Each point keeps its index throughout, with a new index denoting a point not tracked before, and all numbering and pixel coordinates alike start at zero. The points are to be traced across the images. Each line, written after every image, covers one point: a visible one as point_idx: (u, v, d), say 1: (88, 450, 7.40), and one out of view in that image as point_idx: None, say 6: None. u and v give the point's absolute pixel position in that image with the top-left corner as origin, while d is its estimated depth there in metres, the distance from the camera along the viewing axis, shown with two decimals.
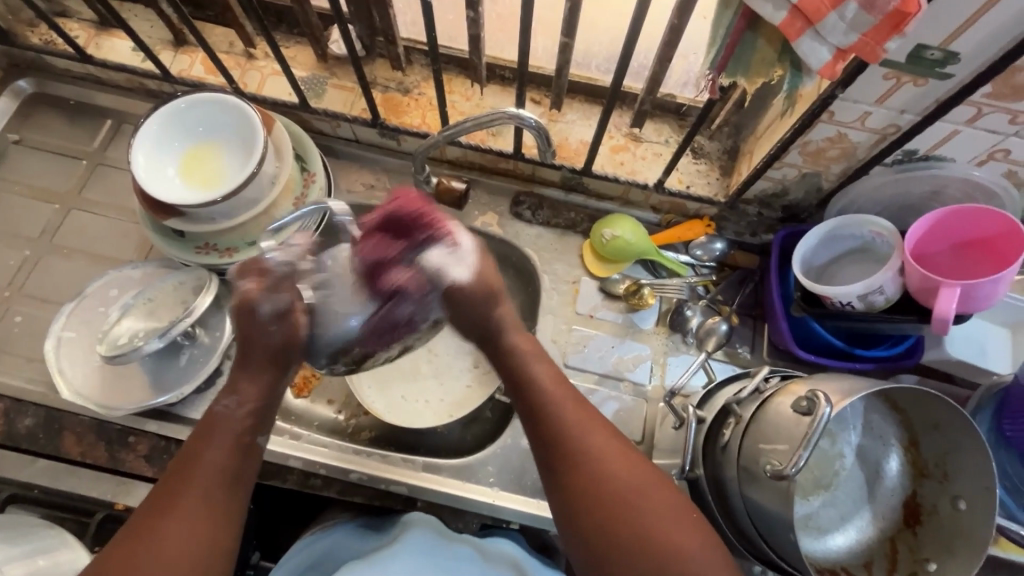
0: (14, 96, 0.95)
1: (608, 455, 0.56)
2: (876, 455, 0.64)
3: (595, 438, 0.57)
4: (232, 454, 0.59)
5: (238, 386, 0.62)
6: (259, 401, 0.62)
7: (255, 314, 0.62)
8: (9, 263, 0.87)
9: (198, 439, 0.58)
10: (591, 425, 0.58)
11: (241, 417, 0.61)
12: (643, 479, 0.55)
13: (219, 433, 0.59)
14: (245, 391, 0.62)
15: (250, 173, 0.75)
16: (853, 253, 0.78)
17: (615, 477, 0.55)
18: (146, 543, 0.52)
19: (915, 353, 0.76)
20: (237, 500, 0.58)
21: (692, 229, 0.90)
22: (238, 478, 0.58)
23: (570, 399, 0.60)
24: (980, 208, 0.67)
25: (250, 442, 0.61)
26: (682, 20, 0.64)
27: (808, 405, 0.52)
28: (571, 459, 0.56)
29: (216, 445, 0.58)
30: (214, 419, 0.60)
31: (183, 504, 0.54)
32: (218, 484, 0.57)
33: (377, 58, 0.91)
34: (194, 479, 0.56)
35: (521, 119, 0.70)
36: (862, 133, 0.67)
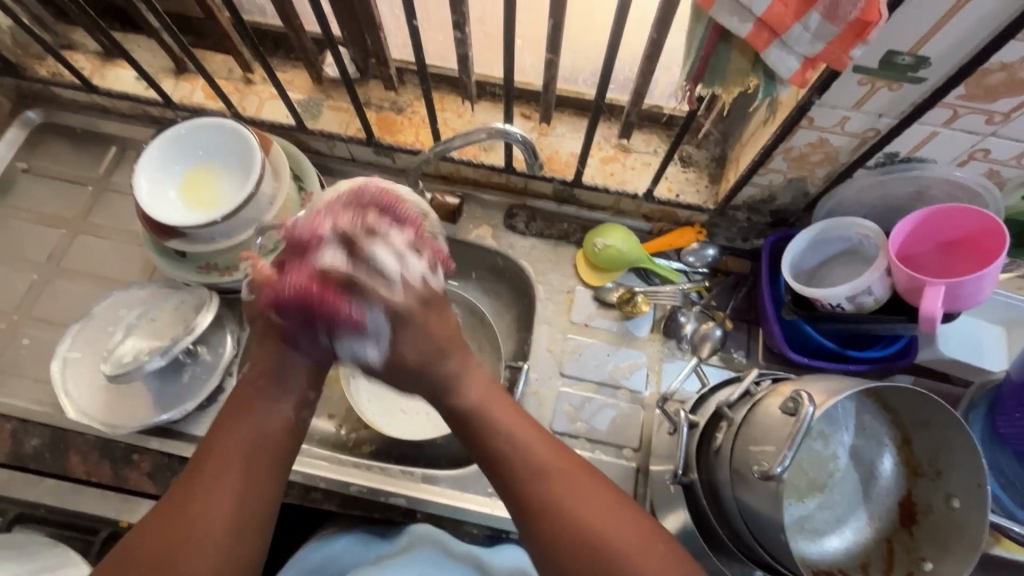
0: (22, 126, 0.99)
1: (573, 492, 0.56)
2: (870, 456, 0.64)
3: (558, 480, 0.56)
4: (268, 429, 0.60)
5: (261, 364, 0.63)
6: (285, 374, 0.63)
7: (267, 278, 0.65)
8: (17, 287, 0.90)
9: (236, 413, 0.60)
10: (562, 471, 0.57)
11: (269, 399, 0.61)
12: (614, 515, 0.55)
13: (255, 412, 0.60)
14: (261, 365, 0.63)
15: (248, 193, 0.77)
16: (842, 255, 0.79)
17: (590, 523, 0.54)
18: (191, 502, 0.54)
19: (908, 353, 0.77)
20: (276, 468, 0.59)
21: (683, 237, 0.91)
22: (275, 451, 0.60)
23: (539, 443, 0.59)
24: (961, 207, 0.68)
25: (285, 415, 0.62)
26: (661, 34, 0.66)
27: (794, 406, 0.53)
28: (543, 511, 0.55)
29: (251, 419, 0.60)
30: (244, 395, 0.62)
31: (220, 464, 0.56)
32: (255, 458, 0.58)
33: (370, 80, 0.94)
34: (232, 442, 0.58)
35: (507, 134, 0.71)
36: (843, 137, 0.68)
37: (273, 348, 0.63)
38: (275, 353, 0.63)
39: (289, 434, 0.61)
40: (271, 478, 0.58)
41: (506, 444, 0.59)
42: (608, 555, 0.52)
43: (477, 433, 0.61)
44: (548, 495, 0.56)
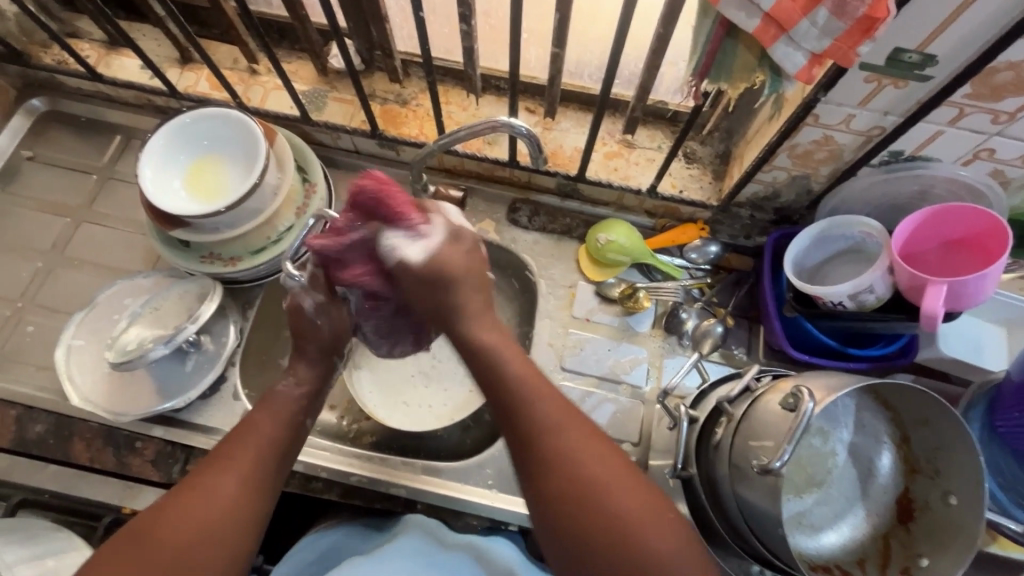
0: (27, 114, 0.99)
1: (580, 447, 0.56)
2: (868, 453, 0.64)
3: (565, 435, 0.56)
4: (284, 428, 0.64)
5: (296, 368, 0.69)
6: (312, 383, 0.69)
7: (302, 311, 0.68)
8: (22, 274, 0.90)
9: (260, 410, 0.65)
10: (571, 427, 0.57)
11: (295, 399, 0.67)
12: (618, 475, 0.55)
13: (274, 411, 0.65)
14: (302, 373, 0.69)
15: (253, 184, 0.78)
16: (844, 253, 0.79)
17: (594, 479, 0.54)
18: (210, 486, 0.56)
19: (909, 352, 0.77)
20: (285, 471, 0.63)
21: (686, 233, 0.91)
22: (288, 450, 0.64)
23: (552, 399, 0.59)
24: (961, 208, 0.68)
25: (298, 420, 0.66)
26: (668, 29, 0.66)
27: (794, 401, 0.53)
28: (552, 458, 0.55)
29: (272, 415, 0.64)
30: (271, 395, 0.66)
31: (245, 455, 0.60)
32: (273, 454, 0.62)
33: (375, 72, 0.94)
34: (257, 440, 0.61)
35: (512, 127, 0.71)
36: (847, 135, 0.68)
37: (319, 358, 0.70)
38: (312, 358, 0.70)
39: (297, 440, 0.66)
40: (281, 477, 0.62)
41: (522, 394, 0.59)
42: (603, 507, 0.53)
43: (490, 378, 0.61)
44: (558, 444, 0.56)
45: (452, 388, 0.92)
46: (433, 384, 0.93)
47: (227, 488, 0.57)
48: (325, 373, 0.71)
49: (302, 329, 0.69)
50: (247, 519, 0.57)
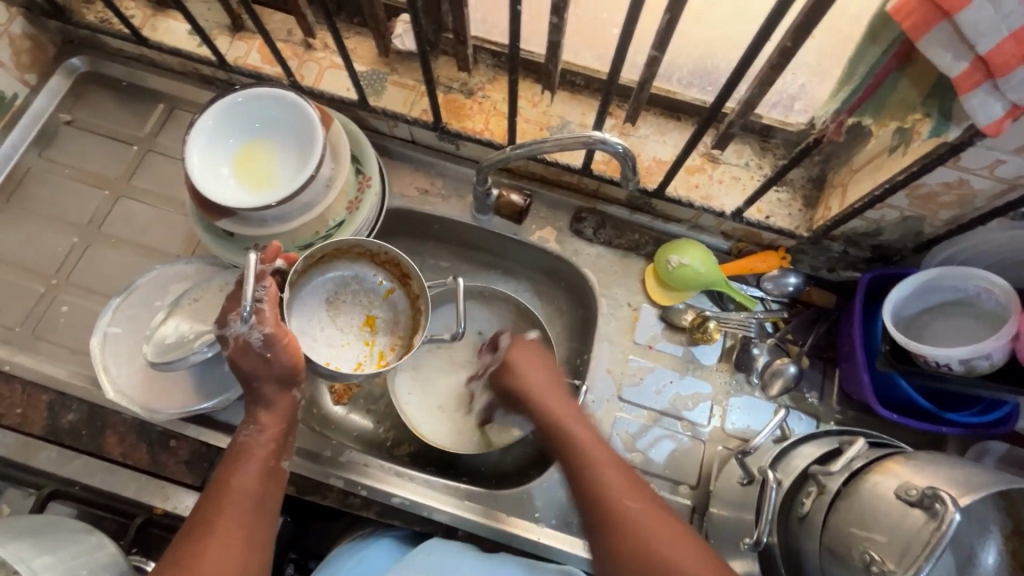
0: (67, 74, 0.92)
1: (643, 509, 0.57)
2: (971, 543, 0.57)
3: (641, 501, 0.58)
4: (259, 480, 0.61)
5: (259, 415, 0.64)
6: (279, 424, 0.65)
7: (249, 347, 0.62)
8: (57, 249, 0.85)
9: (233, 463, 0.61)
10: (629, 488, 0.59)
11: (266, 444, 0.63)
12: (681, 549, 0.54)
13: (247, 463, 0.62)
14: (266, 418, 0.64)
15: (308, 176, 0.71)
16: (948, 306, 0.71)
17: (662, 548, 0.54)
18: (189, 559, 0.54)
19: (1009, 421, 0.69)
20: (264, 524, 0.60)
21: (765, 261, 0.83)
22: (264, 502, 0.61)
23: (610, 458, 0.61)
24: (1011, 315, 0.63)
25: (273, 467, 0.63)
26: (798, 43, 0.57)
27: (919, 497, 0.46)
28: (623, 519, 0.56)
29: (246, 469, 0.61)
30: (242, 449, 0.63)
31: (219, 522, 0.57)
32: (250, 511, 0.59)
33: (441, 56, 0.86)
34: (228, 503, 0.58)
35: (606, 143, 0.63)
36: (987, 181, 0.60)
37: (276, 397, 0.65)
38: (270, 398, 0.64)
39: (275, 485, 0.63)
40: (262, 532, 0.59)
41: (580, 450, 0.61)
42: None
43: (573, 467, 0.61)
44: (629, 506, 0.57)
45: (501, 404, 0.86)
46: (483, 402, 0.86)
47: (212, 560, 0.54)
48: (289, 410, 0.66)
49: (255, 368, 0.63)
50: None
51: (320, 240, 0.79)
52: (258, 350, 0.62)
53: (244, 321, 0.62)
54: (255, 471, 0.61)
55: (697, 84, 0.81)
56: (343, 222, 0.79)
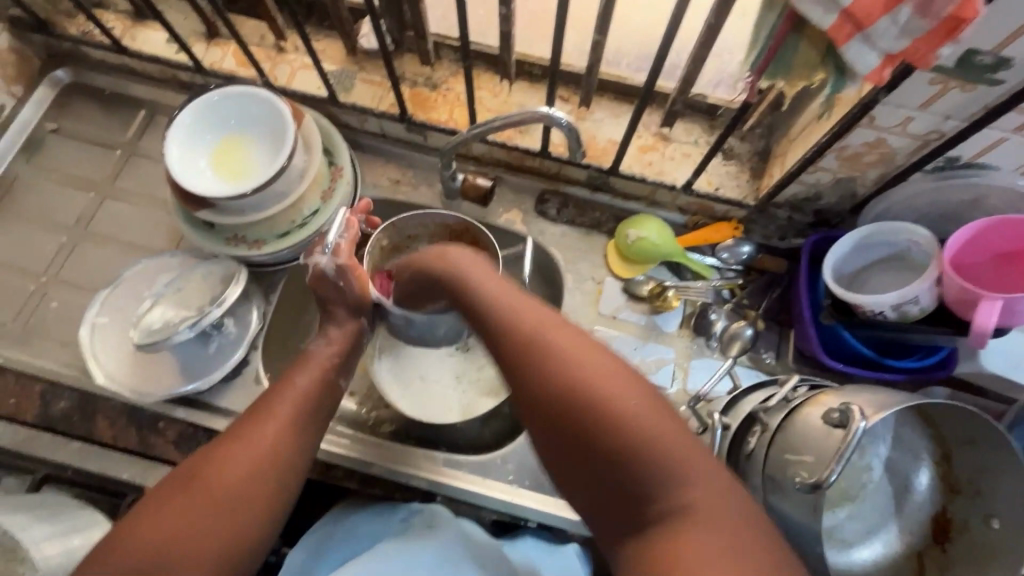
0: (52, 85, 0.97)
1: (586, 359, 0.49)
2: (905, 469, 0.63)
3: (579, 358, 0.49)
4: (318, 385, 0.66)
5: (328, 331, 0.71)
6: (344, 343, 0.71)
7: (324, 274, 0.70)
8: (46, 249, 0.90)
9: (299, 366, 0.67)
10: (568, 340, 0.50)
11: (330, 357, 0.69)
12: (629, 397, 0.47)
13: (311, 367, 0.67)
14: (334, 334, 0.71)
15: (281, 166, 0.76)
16: (885, 260, 0.77)
17: (608, 396, 0.47)
18: (241, 443, 0.58)
19: (948, 365, 0.74)
20: (316, 426, 0.64)
21: (719, 231, 0.88)
22: (320, 407, 0.65)
23: (532, 310, 0.54)
24: (989, 219, 0.66)
25: (332, 380, 0.68)
26: (720, 19, 0.62)
27: (840, 418, 0.52)
28: (555, 376, 0.48)
29: (307, 372, 0.66)
30: (308, 357, 0.68)
31: (276, 415, 0.61)
32: (306, 407, 0.64)
33: (406, 53, 0.91)
34: (284, 401, 0.63)
35: (552, 118, 0.69)
36: (902, 138, 0.65)
37: (347, 321, 0.72)
38: (342, 318, 0.72)
39: (329, 397, 0.67)
40: (312, 432, 0.63)
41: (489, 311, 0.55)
42: (631, 443, 0.45)
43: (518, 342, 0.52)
44: (559, 360, 0.49)
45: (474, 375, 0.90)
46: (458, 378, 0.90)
47: (265, 434, 0.59)
48: (355, 335, 0.72)
49: (330, 294, 0.72)
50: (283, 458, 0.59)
51: (297, 228, 0.83)
52: (332, 279, 0.70)
53: (324, 254, 0.71)
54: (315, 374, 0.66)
55: (645, 67, 0.86)
56: (317, 210, 0.83)
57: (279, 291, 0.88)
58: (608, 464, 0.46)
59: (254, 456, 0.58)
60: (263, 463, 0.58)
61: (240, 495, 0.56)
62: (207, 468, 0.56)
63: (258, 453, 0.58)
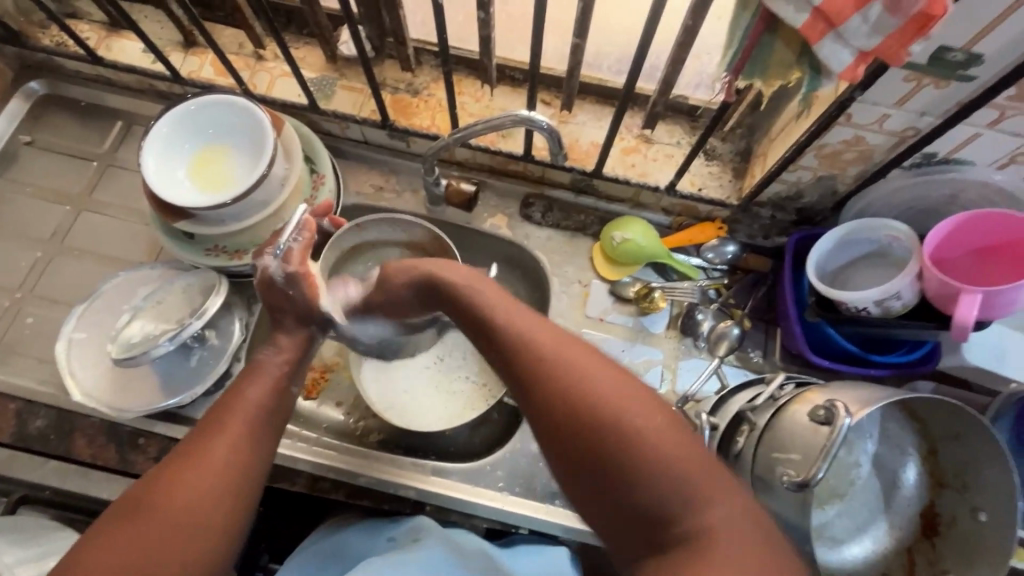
0: (25, 97, 0.96)
1: (611, 386, 0.48)
2: (893, 465, 0.63)
3: (599, 378, 0.49)
4: (270, 395, 0.63)
5: (278, 339, 0.69)
6: (293, 352, 0.68)
7: (273, 282, 0.69)
8: (22, 264, 0.88)
9: (250, 377, 0.64)
10: (591, 364, 0.50)
11: (280, 366, 0.66)
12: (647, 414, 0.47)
13: (261, 377, 0.64)
14: (284, 343, 0.68)
15: (260, 175, 0.75)
16: (867, 257, 0.77)
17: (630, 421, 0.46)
18: (189, 464, 0.56)
19: (931, 360, 0.75)
20: (269, 439, 0.62)
21: (704, 232, 0.88)
22: (272, 416, 0.63)
23: (551, 333, 0.53)
24: (974, 212, 0.66)
25: (283, 387, 0.66)
26: (697, 21, 0.63)
27: (826, 415, 0.52)
28: (578, 400, 0.48)
29: (258, 384, 0.64)
30: (258, 367, 0.66)
31: (227, 430, 0.59)
32: (260, 418, 0.61)
33: (386, 60, 0.91)
34: (234, 415, 0.60)
35: (533, 121, 0.69)
36: (880, 135, 0.66)
37: (297, 330, 0.70)
38: (292, 327, 0.70)
39: (282, 407, 0.65)
40: (265, 442, 0.61)
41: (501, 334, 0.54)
42: (658, 471, 0.45)
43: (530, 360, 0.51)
44: (581, 386, 0.48)
45: (458, 387, 0.89)
46: (442, 389, 0.89)
47: (218, 451, 0.57)
48: (305, 343, 0.70)
49: (281, 302, 0.70)
50: (234, 472, 0.57)
51: None
52: (281, 285, 0.69)
53: (274, 257, 0.70)
54: (264, 385, 0.64)
55: (625, 70, 0.87)
56: None
57: (262, 301, 0.87)
58: (627, 487, 0.45)
59: (203, 476, 0.55)
60: (214, 480, 0.55)
61: (187, 513, 0.53)
62: (153, 488, 0.54)
63: (206, 473, 0.55)
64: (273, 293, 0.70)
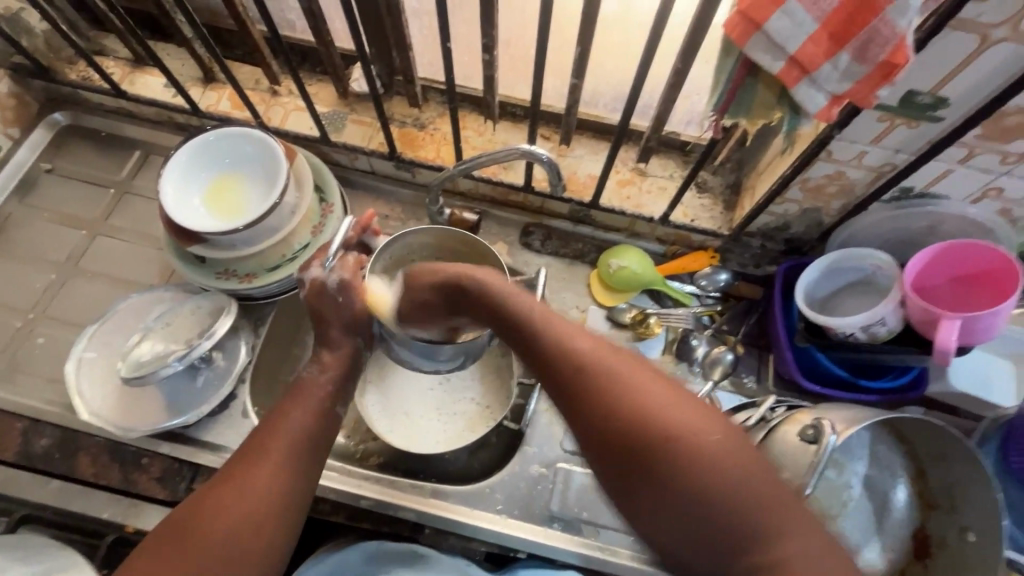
0: (49, 127, 1.00)
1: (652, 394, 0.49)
2: (883, 486, 0.63)
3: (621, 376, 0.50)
4: (313, 420, 0.65)
5: (322, 355, 0.70)
6: (338, 369, 0.70)
7: (326, 288, 0.70)
8: (36, 285, 0.90)
9: (290, 399, 0.66)
10: (686, 412, 0.48)
11: (321, 385, 0.68)
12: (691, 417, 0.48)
13: (303, 400, 0.66)
14: (326, 359, 0.70)
15: (273, 203, 0.79)
16: (855, 284, 0.80)
17: (716, 451, 0.46)
18: (233, 488, 0.59)
19: (919, 385, 0.77)
20: (313, 463, 0.64)
21: (697, 261, 0.92)
22: (314, 443, 0.65)
23: (619, 362, 0.51)
24: (988, 242, 0.68)
25: (327, 409, 0.68)
26: (686, 65, 0.67)
27: (814, 433, 0.54)
28: (647, 425, 0.47)
29: (301, 407, 0.66)
30: (300, 386, 0.68)
31: (270, 452, 0.62)
32: (301, 444, 0.64)
33: (395, 96, 0.96)
34: (280, 439, 0.63)
35: (533, 153, 0.73)
36: (859, 170, 0.70)
37: (341, 342, 0.71)
38: (336, 341, 0.71)
39: (326, 429, 0.67)
40: (308, 465, 0.63)
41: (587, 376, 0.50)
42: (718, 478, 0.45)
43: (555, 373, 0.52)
44: (668, 421, 0.47)
45: (459, 408, 0.91)
46: (443, 411, 0.91)
47: (260, 476, 0.60)
48: (349, 356, 0.72)
49: (330, 309, 0.71)
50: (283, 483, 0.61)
51: (287, 262, 0.85)
52: (335, 293, 0.71)
53: (323, 268, 0.71)
54: (309, 410, 0.66)
55: (620, 107, 0.92)
56: (307, 244, 0.86)
57: (267, 324, 0.89)
58: (716, 521, 0.45)
59: (246, 497, 0.58)
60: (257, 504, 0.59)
61: (243, 518, 0.57)
62: (205, 507, 0.58)
63: (249, 495, 0.59)
64: (322, 310, 0.71)
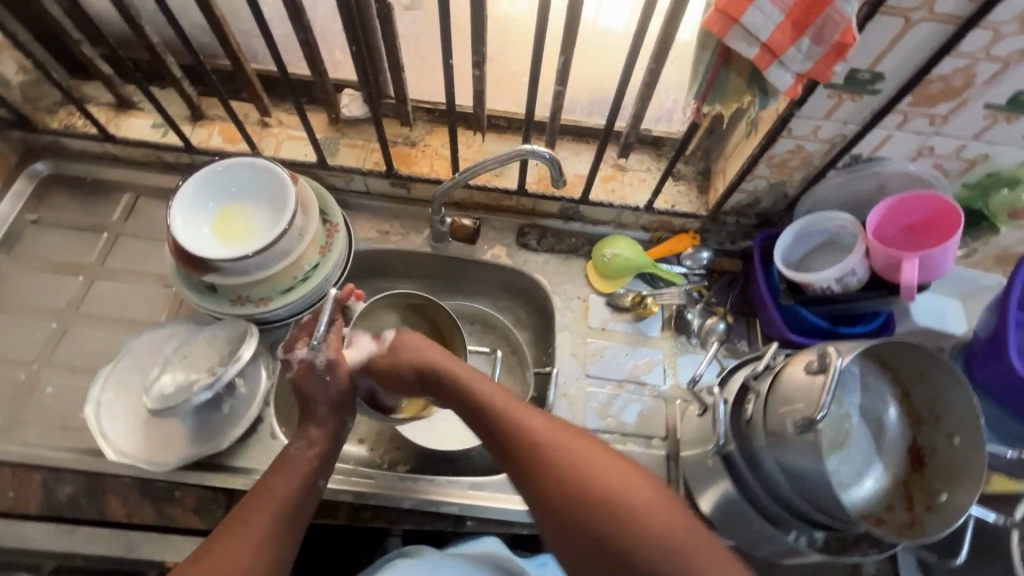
0: (30, 178, 0.99)
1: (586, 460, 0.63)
2: (877, 411, 0.72)
3: (568, 449, 0.64)
4: (296, 493, 0.68)
5: (309, 430, 0.73)
6: (323, 443, 0.72)
7: (312, 369, 0.74)
8: (36, 336, 0.89)
9: (274, 472, 0.68)
10: (611, 469, 0.62)
11: (308, 459, 0.71)
12: (616, 474, 0.61)
13: (286, 475, 0.68)
14: (314, 434, 0.72)
15: (284, 228, 0.82)
16: (822, 245, 0.90)
17: (636, 502, 0.59)
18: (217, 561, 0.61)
19: (886, 328, 0.88)
20: (293, 534, 0.66)
21: (681, 243, 1.00)
22: (296, 515, 0.67)
23: (573, 444, 0.64)
24: (935, 194, 0.80)
25: (313, 483, 0.70)
26: (658, 65, 0.76)
27: (820, 364, 0.62)
28: (583, 485, 0.61)
29: (284, 481, 0.68)
30: (286, 459, 0.70)
31: (249, 528, 0.63)
32: (282, 517, 0.65)
33: (384, 119, 1.01)
34: (260, 515, 0.64)
35: (534, 151, 0.79)
36: (816, 143, 0.80)
37: (327, 417, 0.74)
38: (323, 417, 0.73)
39: (307, 501, 0.69)
40: (287, 538, 0.65)
41: (535, 446, 0.65)
42: (633, 519, 0.58)
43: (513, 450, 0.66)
44: (600, 482, 0.61)
45: None
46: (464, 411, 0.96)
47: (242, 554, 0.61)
48: (336, 430, 0.74)
49: (315, 391, 0.74)
50: (270, 550, 0.63)
51: (299, 283, 0.87)
52: (319, 373, 0.74)
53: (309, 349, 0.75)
54: (291, 484, 0.68)
55: (596, 111, 1.00)
56: (317, 265, 0.88)
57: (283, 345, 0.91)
58: (639, 560, 0.57)
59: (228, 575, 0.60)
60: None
61: None
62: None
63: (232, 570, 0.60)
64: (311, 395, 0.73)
